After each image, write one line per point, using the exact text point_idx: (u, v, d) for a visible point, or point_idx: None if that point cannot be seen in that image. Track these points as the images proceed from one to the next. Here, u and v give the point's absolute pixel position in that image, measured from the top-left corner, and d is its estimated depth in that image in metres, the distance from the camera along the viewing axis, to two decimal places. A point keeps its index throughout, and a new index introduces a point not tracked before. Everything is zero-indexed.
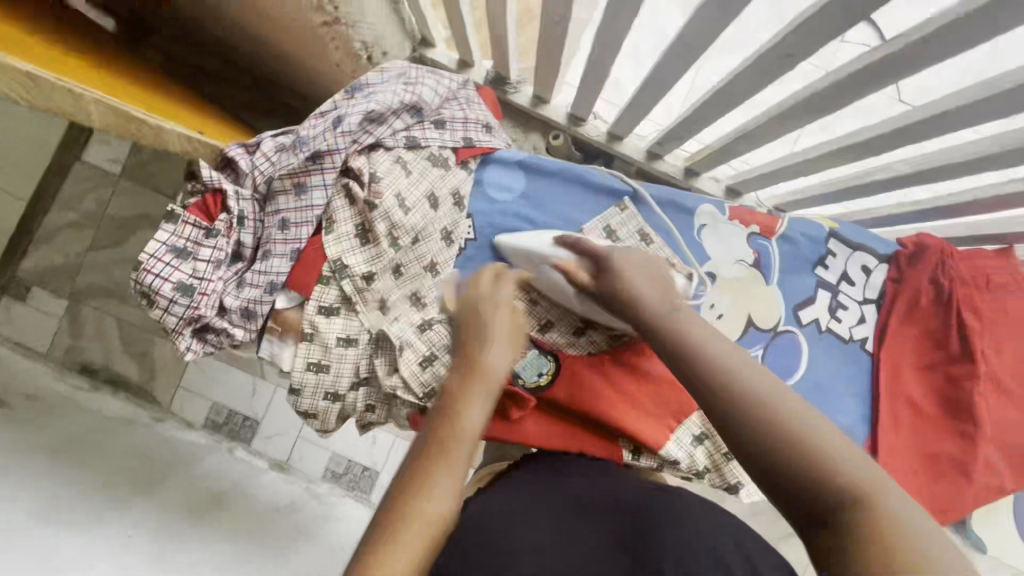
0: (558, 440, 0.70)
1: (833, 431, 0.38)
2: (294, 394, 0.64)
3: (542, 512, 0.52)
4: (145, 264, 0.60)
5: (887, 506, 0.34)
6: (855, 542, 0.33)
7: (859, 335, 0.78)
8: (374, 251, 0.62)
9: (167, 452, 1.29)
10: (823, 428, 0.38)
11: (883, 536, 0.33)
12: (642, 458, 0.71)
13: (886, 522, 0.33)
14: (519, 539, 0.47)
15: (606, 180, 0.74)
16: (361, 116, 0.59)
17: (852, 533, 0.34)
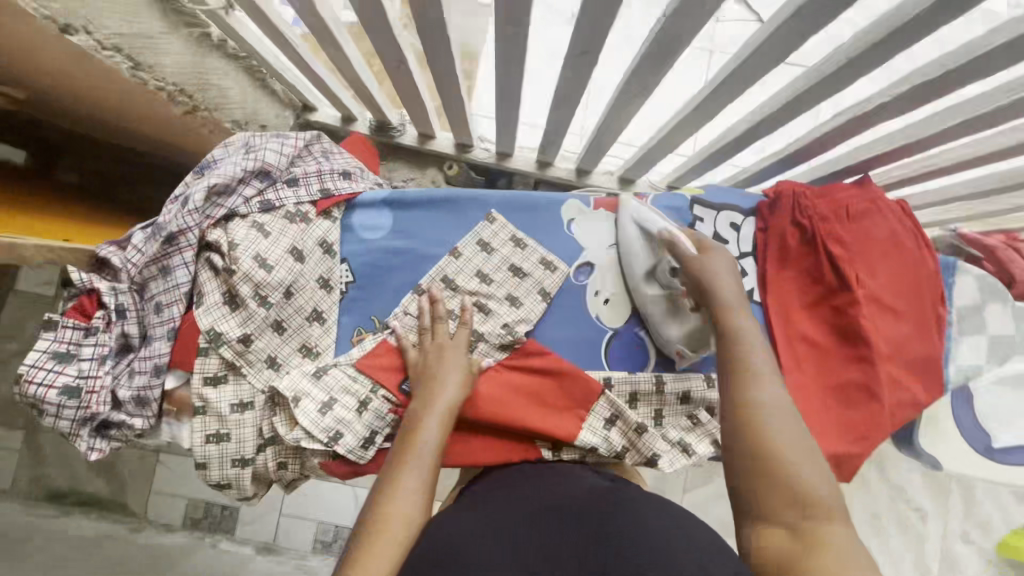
0: (478, 453, 0.72)
1: (814, 472, 0.48)
2: (202, 469, 0.65)
3: (507, 507, 0.54)
4: (26, 374, 0.62)
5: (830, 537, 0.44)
6: (796, 540, 0.45)
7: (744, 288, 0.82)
8: (245, 313, 0.64)
9: (145, 561, 1.31)
10: (808, 466, 0.49)
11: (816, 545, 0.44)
12: (562, 452, 0.73)
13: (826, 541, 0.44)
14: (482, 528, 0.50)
15: (472, 198, 0.78)
16: (205, 191, 0.63)
17: (795, 535, 0.45)
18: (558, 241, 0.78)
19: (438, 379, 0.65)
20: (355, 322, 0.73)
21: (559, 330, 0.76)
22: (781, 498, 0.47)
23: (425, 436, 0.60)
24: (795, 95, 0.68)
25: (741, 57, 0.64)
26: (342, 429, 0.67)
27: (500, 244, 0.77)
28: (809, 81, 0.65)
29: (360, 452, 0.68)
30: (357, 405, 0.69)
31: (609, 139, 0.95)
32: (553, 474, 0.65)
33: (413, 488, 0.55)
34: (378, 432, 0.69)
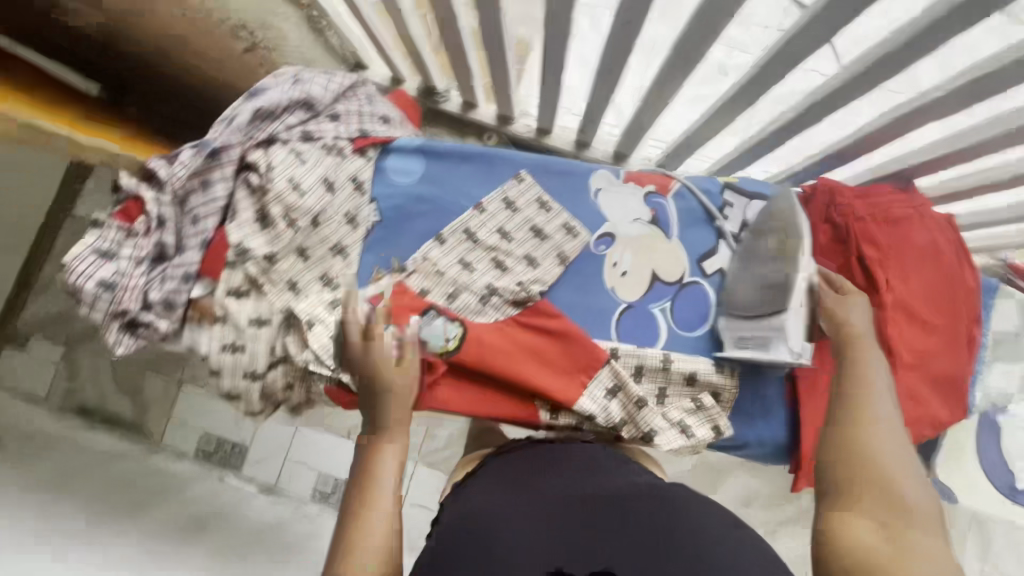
0: (476, 403, 0.73)
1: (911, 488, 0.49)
2: (215, 376, 0.69)
3: (516, 502, 0.59)
4: (70, 264, 0.66)
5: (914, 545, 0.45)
6: (872, 536, 0.46)
7: None
8: (274, 233, 0.67)
9: (157, 478, 1.40)
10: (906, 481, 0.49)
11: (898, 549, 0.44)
12: (559, 415, 0.74)
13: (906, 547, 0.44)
14: (503, 529, 0.54)
15: (504, 156, 0.79)
16: (251, 113, 0.66)
17: (872, 531, 0.46)
18: (582, 208, 0.78)
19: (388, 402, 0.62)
20: (374, 261, 0.75)
21: (573, 296, 0.77)
22: (881, 497, 0.48)
23: (383, 464, 0.57)
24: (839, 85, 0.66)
25: (787, 37, 0.63)
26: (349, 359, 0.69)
27: (525, 204, 0.77)
28: (852, 70, 0.63)
29: (363, 384, 0.70)
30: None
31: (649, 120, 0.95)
32: (552, 454, 0.69)
33: (383, 520, 0.52)
34: None
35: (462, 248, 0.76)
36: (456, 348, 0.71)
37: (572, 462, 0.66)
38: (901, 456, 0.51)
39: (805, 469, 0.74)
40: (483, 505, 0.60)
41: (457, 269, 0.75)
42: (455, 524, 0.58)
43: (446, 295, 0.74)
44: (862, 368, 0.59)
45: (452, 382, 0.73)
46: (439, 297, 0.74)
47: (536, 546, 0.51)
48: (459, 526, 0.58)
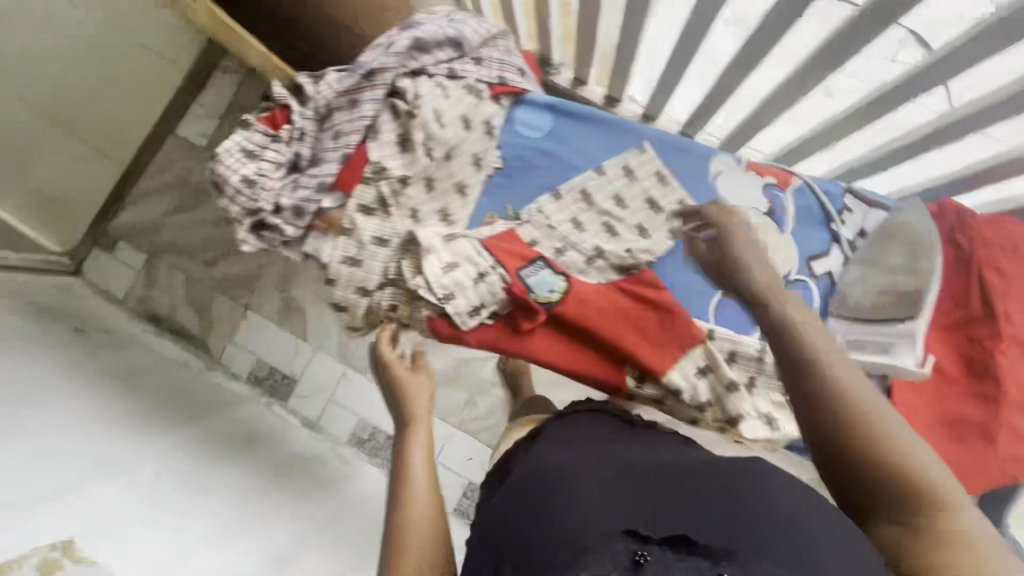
0: (565, 358, 0.74)
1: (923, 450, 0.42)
2: (330, 284, 0.73)
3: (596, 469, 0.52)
4: (221, 157, 0.71)
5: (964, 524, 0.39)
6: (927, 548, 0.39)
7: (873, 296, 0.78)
8: (411, 158, 0.71)
9: (211, 393, 1.53)
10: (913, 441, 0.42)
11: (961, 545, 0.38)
12: (646, 386, 0.74)
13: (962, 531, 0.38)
14: (583, 493, 0.47)
15: (629, 125, 0.80)
16: (410, 42, 0.69)
17: (923, 541, 0.39)
18: (698, 188, 0.78)
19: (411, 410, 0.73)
20: (491, 205, 0.78)
21: (677, 274, 0.77)
22: (911, 492, 0.40)
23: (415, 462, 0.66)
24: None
25: None
26: (456, 292, 0.71)
27: (643, 175, 0.79)
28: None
29: (463, 317, 0.72)
30: (475, 275, 0.72)
31: (768, 120, 0.93)
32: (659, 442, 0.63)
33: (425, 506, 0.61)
34: (485, 306, 0.72)
35: (575, 207, 0.77)
36: (557, 299, 0.72)
37: (625, 440, 0.62)
38: (895, 417, 0.43)
39: None
40: (548, 464, 0.56)
41: (568, 226, 0.77)
42: (526, 488, 0.53)
43: (555, 249, 0.76)
44: (812, 337, 0.46)
45: (547, 333, 0.74)
46: (547, 251, 0.75)
47: (623, 512, 0.44)
48: (534, 488, 0.52)
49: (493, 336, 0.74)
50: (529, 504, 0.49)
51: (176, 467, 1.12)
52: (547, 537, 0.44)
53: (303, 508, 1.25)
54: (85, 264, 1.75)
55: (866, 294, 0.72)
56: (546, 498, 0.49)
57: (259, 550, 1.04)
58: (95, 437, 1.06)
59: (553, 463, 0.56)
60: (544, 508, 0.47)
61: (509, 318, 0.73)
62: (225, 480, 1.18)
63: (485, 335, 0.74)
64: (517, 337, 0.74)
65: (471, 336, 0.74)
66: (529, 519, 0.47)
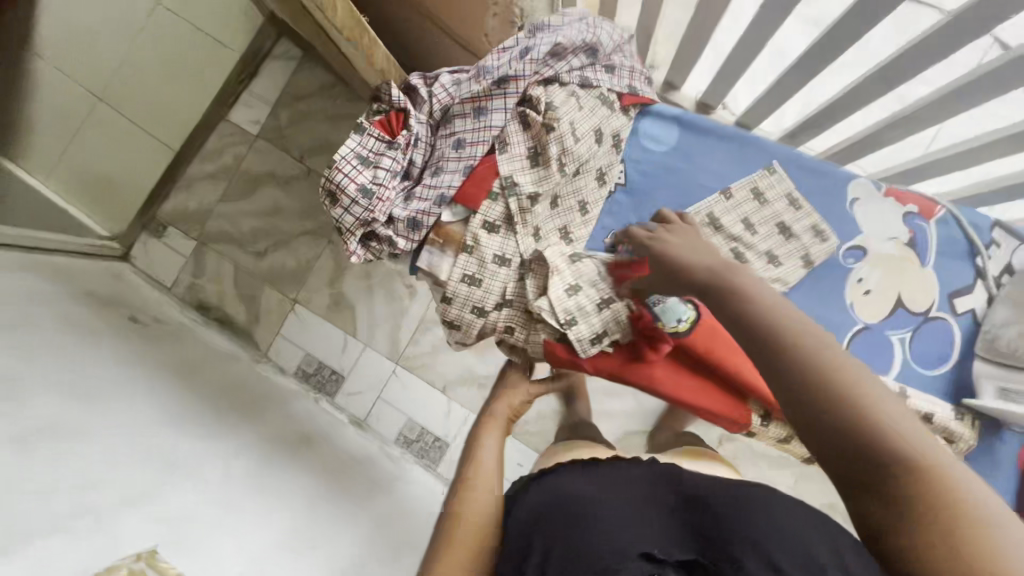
0: (687, 391, 0.71)
1: (896, 406, 0.37)
2: (445, 302, 0.69)
3: (613, 488, 0.60)
4: (337, 163, 0.66)
5: (953, 482, 0.34)
6: (908, 509, 0.34)
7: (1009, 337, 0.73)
8: (542, 174, 0.66)
9: (263, 388, 1.50)
10: (885, 398, 0.38)
11: (939, 501, 0.33)
12: (771, 424, 0.70)
13: (944, 491, 0.34)
14: (601, 513, 0.55)
15: (759, 143, 0.75)
16: (548, 47, 0.64)
17: (903, 503, 0.34)
18: (832, 215, 0.73)
19: (492, 413, 0.86)
20: (612, 224, 0.73)
21: (808, 306, 0.73)
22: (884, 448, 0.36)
23: (482, 457, 0.77)
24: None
25: None
26: (579, 317, 0.66)
27: (774, 198, 0.73)
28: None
29: (585, 344, 0.67)
30: (599, 298, 0.68)
31: (893, 138, 0.87)
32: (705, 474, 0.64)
33: (485, 498, 0.69)
34: (608, 333, 0.68)
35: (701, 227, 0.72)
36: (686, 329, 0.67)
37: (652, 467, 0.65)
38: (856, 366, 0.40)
39: None
40: (570, 490, 0.61)
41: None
42: (548, 504, 0.61)
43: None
44: (751, 301, 0.46)
45: (670, 364, 0.71)
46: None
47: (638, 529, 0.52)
48: (553, 507, 0.59)
49: (611, 363, 0.71)
50: (548, 515, 0.58)
51: (241, 466, 1.10)
52: (578, 548, 0.51)
53: (362, 512, 1.23)
54: (134, 249, 1.72)
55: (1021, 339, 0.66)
56: (570, 523, 0.55)
57: (327, 561, 1.02)
58: (166, 432, 1.03)
59: (579, 490, 0.61)
60: (563, 523, 0.56)
61: (631, 346, 0.70)
62: (286, 481, 1.15)
63: (609, 361, 0.71)
64: (640, 365, 0.70)
65: (588, 363, 0.71)
66: (552, 529, 0.56)
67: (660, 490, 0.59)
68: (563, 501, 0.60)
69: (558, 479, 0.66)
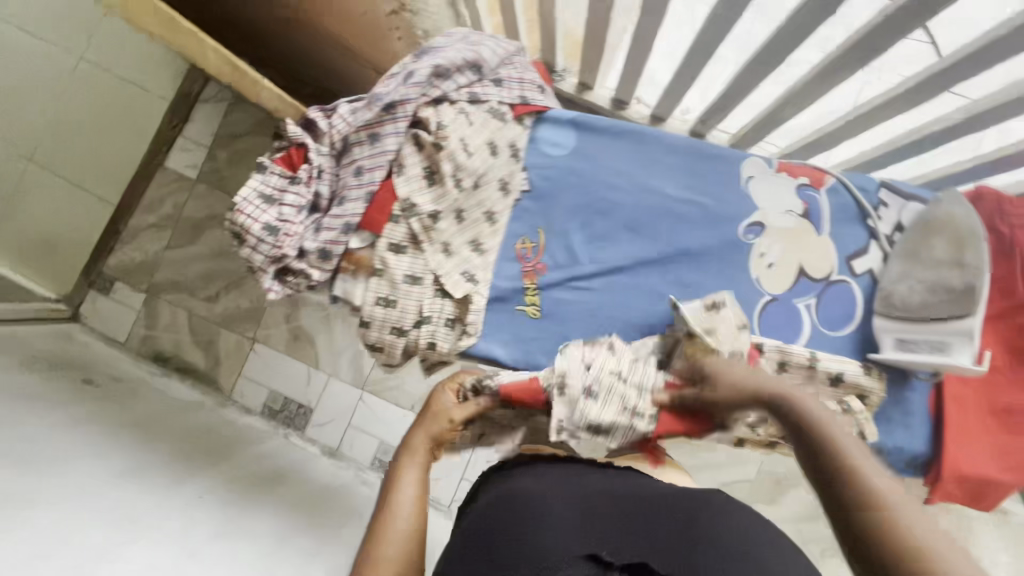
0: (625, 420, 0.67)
1: (914, 512, 0.37)
2: (364, 327, 0.70)
3: (570, 489, 0.57)
4: (239, 205, 0.67)
5: None
6: None
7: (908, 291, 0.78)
8: (441, 191, 0.68)
9: (229, 430, 1.48)
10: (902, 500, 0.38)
11: None
12: None
13: None
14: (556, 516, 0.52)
15: (656, 136, 0.77)
16: (430, 70, 0.66)
17: None
18: (730, 194, 0.77)
19: (409, 441, 0.65)
20: (520, 229, 0.76)
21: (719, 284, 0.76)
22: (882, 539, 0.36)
23: (398, 517, 0.58)
24: (986, 109, 0.67)
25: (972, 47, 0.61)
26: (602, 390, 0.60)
27: (674, 187, 0.77)
28: (1003, 96, 0.65)
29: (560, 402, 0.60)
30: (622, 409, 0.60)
31: (788, 116, 0.91)
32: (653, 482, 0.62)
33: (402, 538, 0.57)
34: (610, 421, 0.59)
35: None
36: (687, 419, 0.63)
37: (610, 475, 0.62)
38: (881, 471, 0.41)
39: (944, 483, 0.73)
40: (525, 489, 0.58)
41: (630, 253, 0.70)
42: (501, 506, 0.57)
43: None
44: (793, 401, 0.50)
45: None
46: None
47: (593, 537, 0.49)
48: (507, 508, 0.56)
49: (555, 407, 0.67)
50: (500, 518, 0.55)
51: (207, 510, 1.10)
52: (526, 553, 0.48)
53: (339, 540, 1.23)
54: (82, 308, 1.68)
55: (911, 293, 0.70)
56: (518, 525, 0.51)
57: None
58: (127, 486, 1.03)
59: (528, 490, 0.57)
60: (512, 526, 0.52)
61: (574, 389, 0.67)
62: (255, 521, 1.15)
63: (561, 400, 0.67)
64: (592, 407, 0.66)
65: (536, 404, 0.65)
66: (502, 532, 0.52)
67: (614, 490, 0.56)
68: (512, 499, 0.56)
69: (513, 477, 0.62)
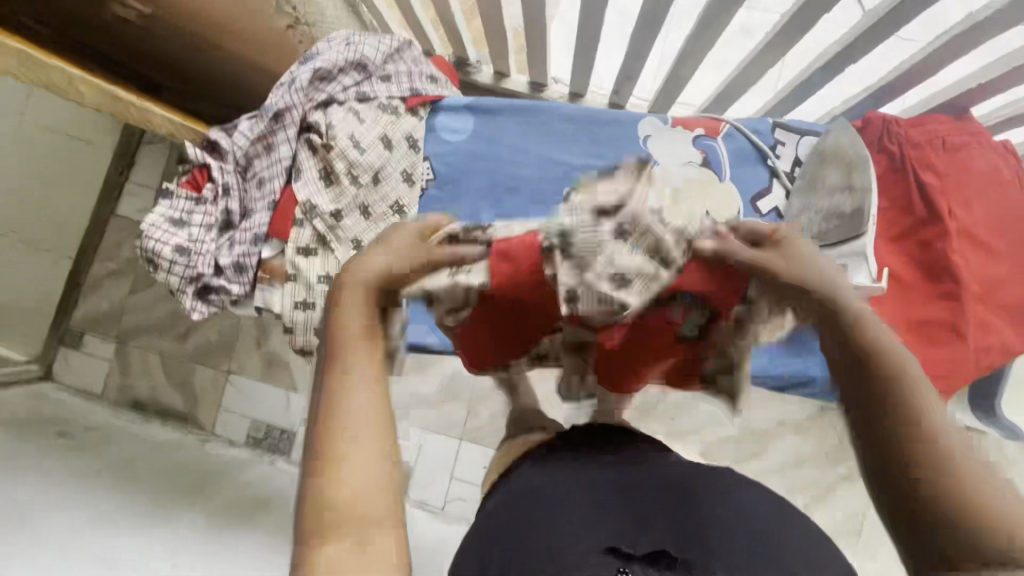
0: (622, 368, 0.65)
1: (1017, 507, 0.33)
2: (289, 333, 0.72)
3: (580, 474, 0.54)
4: (147, 232, 0.69)
5: None
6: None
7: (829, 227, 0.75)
8: (338, 190, 0.71)
9: (212, 465, 1.46)
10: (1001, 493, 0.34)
11: None
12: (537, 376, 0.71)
13: None
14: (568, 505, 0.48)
15: (548, 110, 0.81)
16: (310, 74, 0.69)
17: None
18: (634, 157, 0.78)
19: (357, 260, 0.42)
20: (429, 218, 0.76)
21: None
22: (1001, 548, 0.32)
23: (351, 372, 0.36)
24: (874, 23, 0.70)
25: None
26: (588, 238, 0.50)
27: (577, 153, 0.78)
28: (885, 7, 0.67)
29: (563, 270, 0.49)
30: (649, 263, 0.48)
31: (688, 73, 0.94)
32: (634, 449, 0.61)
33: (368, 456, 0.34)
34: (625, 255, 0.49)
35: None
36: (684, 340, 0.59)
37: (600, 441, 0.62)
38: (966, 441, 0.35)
39: None
40: (532, 483, 0.53)
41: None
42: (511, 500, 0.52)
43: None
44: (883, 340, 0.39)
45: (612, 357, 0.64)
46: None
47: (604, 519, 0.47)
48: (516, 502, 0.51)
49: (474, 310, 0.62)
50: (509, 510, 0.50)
51: (190, 542, 1.09)
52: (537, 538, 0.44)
53: None
54: (55, 366, 1.62)
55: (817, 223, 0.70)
56: (528, 519, 0.47)
57: None
58: (104, 528, 1.02)
59: (536, 485, 0.53)
60: (524, 517, 0.48)
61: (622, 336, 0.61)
62: (239, 547, 1.14)
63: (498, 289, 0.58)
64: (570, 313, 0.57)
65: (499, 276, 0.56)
66: (511, 520, 0.48)
67: (627, 472, 0.55)
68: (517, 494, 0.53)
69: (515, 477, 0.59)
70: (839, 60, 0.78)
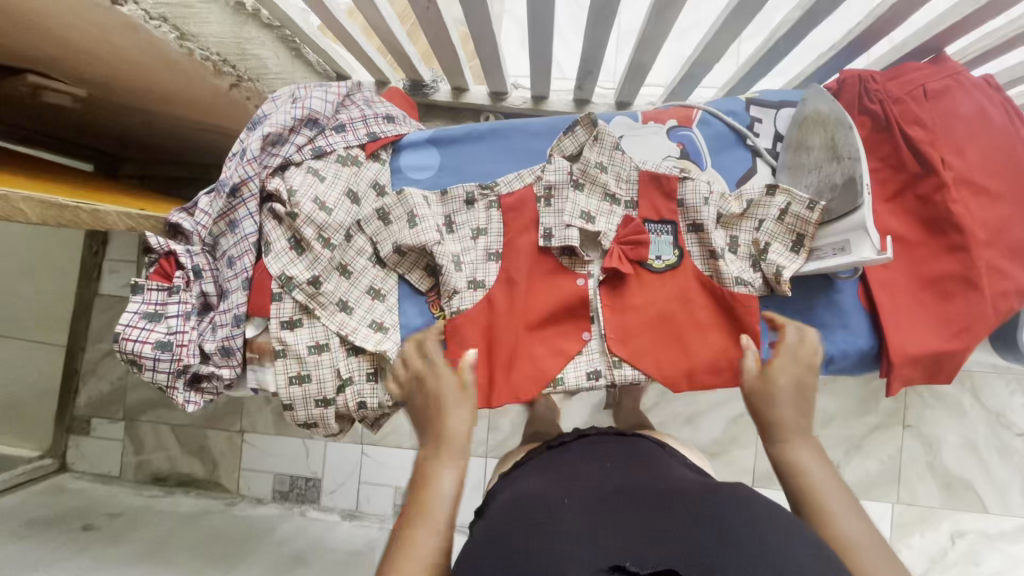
0: (657, 330, 0.70)
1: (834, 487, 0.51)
2: (289, 410, 0.69)
3: (581, 487, 0.53)
4: (123, 333, 0.65)
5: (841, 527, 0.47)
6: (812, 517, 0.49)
7: (836, 179, 0.65)
8: (312, 256, 0.68)
9: (246, 526, 1.39)
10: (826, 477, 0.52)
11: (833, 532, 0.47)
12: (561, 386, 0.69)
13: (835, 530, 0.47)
14: (568, 520, 0.47)
15: (516, 129, 0.79)
16: (260, 141, 0.67)
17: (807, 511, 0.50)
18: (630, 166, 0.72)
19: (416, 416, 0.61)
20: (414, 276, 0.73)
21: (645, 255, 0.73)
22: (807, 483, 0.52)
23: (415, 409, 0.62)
24: None
25: None
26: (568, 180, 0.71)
27: (553, 171, 0.71)
28: None
29: (544, 211, 0.71)
30: (604, 199, 0.72)
31: (650, 59, 0.90)
32: (636, 454, 0.61)
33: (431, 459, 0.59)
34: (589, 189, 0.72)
35: (481, 245, 0.72)
36: (673, 267, 0.70)
37: (604, 453, 0.61)
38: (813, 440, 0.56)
39: (897, 369, 0.72)
40: (539, 494, 0.52)
41: (469, 291, 0.70)
42: (509, 510, 0.50)
43: (473, 281, 0.71)
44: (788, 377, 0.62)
45: (643, 324, 0.70)
46: (469, 297, 0.70)
47: (609, 534, 0.45)
48: (518, 513, 0.49)
49: (499, 293, 0.70)
50: (516, 521, 0.48)
51: None
52: (548, 550, 0.43)
53: None
54: (69, 455, 1.58)
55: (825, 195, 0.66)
56: (532, 529, 0.46)
57: None
58: None
59: (535, 490, 0.53)
60: (529, 532, 0.46)
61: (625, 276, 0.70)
62: None
63: (519, 259, 0.71)
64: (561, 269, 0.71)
65: (512, 236, 0.72)
66: (515, 527, 0.47)
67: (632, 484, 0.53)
68: (511, 498, 0.54)
69: (519, 480, 0.59)
70: (802, 25, 0.75)
